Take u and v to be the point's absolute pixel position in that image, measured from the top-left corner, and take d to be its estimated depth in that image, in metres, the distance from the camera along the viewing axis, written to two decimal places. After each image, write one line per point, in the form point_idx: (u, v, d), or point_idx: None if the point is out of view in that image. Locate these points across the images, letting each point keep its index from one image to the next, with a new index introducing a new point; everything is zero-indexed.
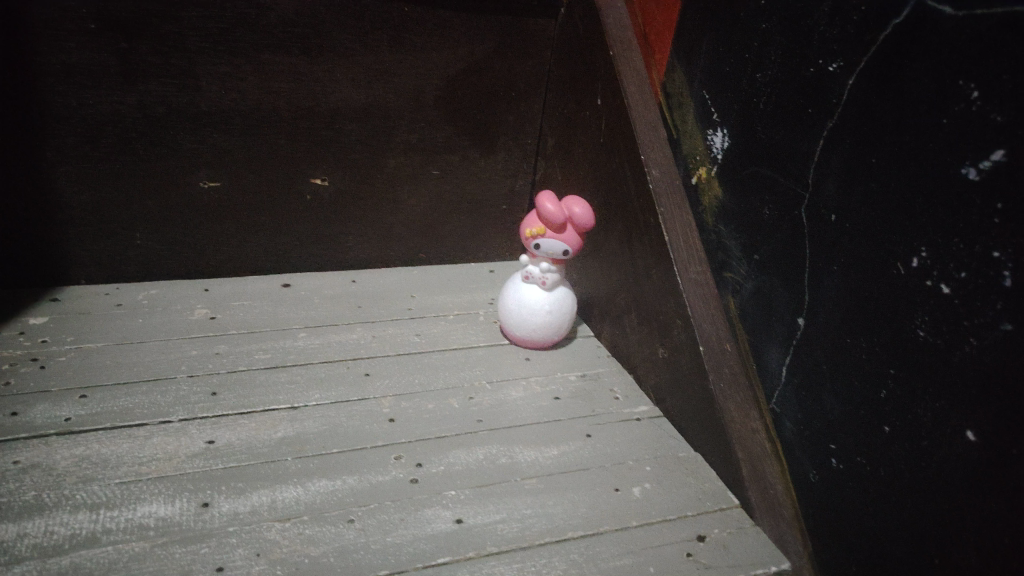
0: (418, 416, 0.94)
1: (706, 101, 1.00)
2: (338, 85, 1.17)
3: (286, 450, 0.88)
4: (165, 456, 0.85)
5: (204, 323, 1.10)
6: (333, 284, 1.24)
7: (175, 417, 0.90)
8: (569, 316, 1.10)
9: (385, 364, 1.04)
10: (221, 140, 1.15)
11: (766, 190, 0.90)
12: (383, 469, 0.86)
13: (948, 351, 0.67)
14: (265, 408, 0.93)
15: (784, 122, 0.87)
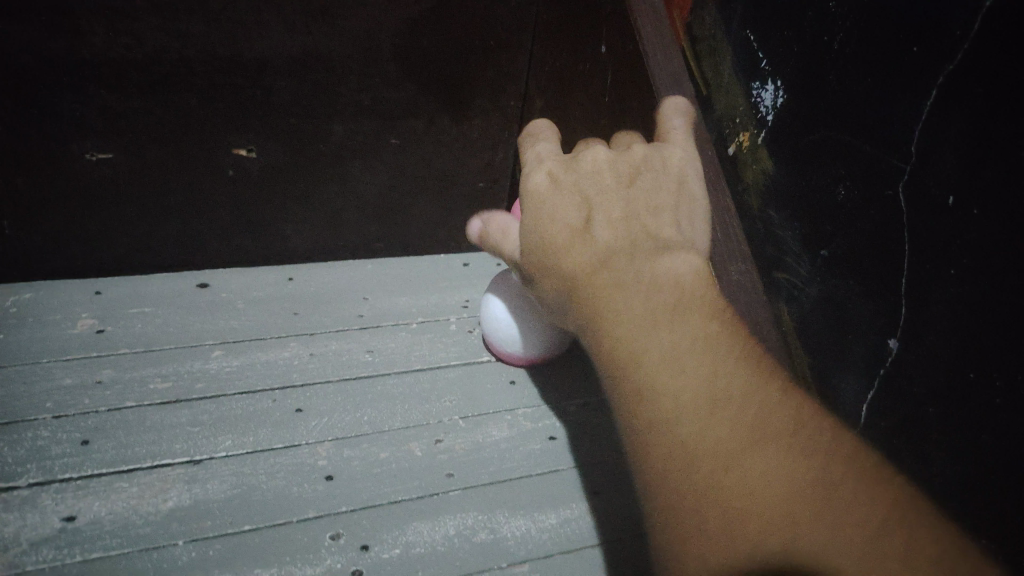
0: (367, 471, 0.71)
1: (750, 45, 0.75)
2: (265, 29, 0.90)
3: (177, 530, 0.62)
4: (1, 545, 0.59)
5: (88, 339, 0.84)
6: (264, 281, 0.99)
7: (24, 482, 0.64)
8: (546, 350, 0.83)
9: (324, 395, 0.79)
10: (109, 100, 0.89)
11: (843, 164, 0.67)
12: (315, 557, 0.62)
13: None
14: (154, 464, 0.68)
15: (871, 70, 0.63)
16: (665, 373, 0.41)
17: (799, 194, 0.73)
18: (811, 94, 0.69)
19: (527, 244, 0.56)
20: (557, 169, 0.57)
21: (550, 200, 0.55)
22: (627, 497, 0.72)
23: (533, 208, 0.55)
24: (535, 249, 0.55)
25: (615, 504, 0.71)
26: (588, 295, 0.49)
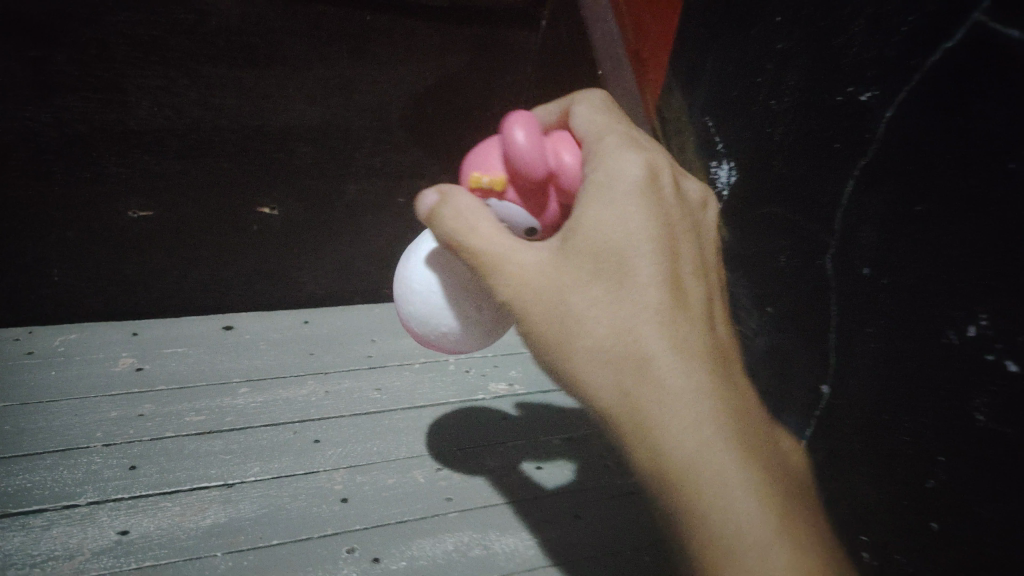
0: (377, 495, 0.81)
1: (709, 130, 0.90)
2: (290, 103, 1.03)
3: (215, 543, 0.73)
4: (66, 554, 0.69)
5: (129, 377, 0.94)
6: (283, 325, 1.10)
7: (83, 500, 0.75)
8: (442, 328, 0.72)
9: (339, 428, 0.90)
10: (152, 164, 1.01)
11: (783, 234, 0.79)
12: (334, 566, 0.72)
13: (1013, 443, 0.55)
14: (192, 487, 0.79)
15: (805, 159, 0.75)
16: (722, 477, 0.53)
17: (754, 259, 0.84)
18: (760, 173, 0.82)
19: (602, 273, 0.58)
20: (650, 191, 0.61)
21: (640, 240, 0.58)
22: (604, 521, 0.82)
23: (626, 231, 0.58)
24: (609, 265, 0.58)
25: (593, 527, 0.82)
26: (669, 381, 0.56)
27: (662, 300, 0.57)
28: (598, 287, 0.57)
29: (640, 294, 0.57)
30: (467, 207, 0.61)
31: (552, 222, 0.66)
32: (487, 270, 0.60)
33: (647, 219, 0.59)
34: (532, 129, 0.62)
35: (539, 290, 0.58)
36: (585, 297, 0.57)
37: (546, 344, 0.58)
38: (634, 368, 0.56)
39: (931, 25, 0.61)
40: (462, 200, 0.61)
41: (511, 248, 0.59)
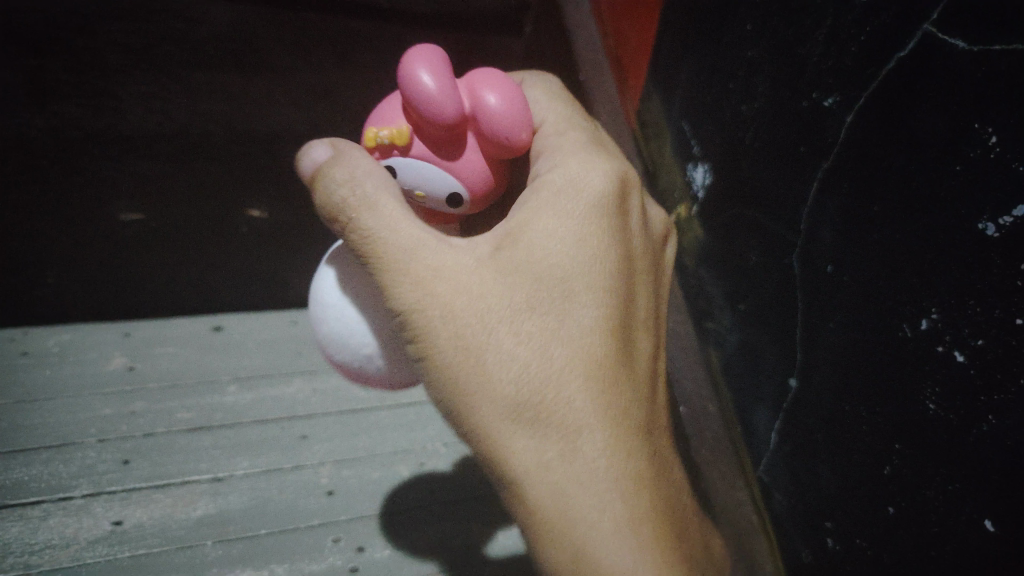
0: (363, 487, 0.85)
1: (685, 134, 0.94)
2: (278, 108, 1.06)
3: (206, 533, 0.77)
4: (62, 543, 0.73)
5: (121, 375, 0.95)
6: (272, 324, 1.07)
7: (78, 493, 0.78)
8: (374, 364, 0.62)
9: (325, 424, 0.93)
10: (144, 169, 1.04)
11: (753, 234, 0.83)
12: (319, 555, 0.76)
13: (962, 428, 0.59)
14: (183, 481, 0.82)
15: (773, 162, 0.79)
16: (615, 514, 0.52)
17: (727, 258, 0.88)
18: (732, 176, 0.85)
19: (529, 298, 0.56)
20: (602, 208, 0.60)
21: (579, 259, 0.57)
22: None
23: (567, 247, 0.57)
24: (547, 280, 0.56)
25: None
26: (586, 406, 0.54)
27: (594, 337, 0.56)
28: (523, 314, 0.55)
29: (568, 330, 0.56)
30: (359, 171, 0.56)
31: (473, 172, 0.60)
32: (381, 263, 0.54)
33: (595, 242, 0.58)
34: (434, 70, 0.56)
35: (451, 299, 0.54)
36: (506, 319, 0.55)
37: (435, 356, 0.54)
38: (539, 405, 0.54)
39: (888, 36, 0.64)
40: (356, 162, 0.56)
41: (427, 234, 0.55)
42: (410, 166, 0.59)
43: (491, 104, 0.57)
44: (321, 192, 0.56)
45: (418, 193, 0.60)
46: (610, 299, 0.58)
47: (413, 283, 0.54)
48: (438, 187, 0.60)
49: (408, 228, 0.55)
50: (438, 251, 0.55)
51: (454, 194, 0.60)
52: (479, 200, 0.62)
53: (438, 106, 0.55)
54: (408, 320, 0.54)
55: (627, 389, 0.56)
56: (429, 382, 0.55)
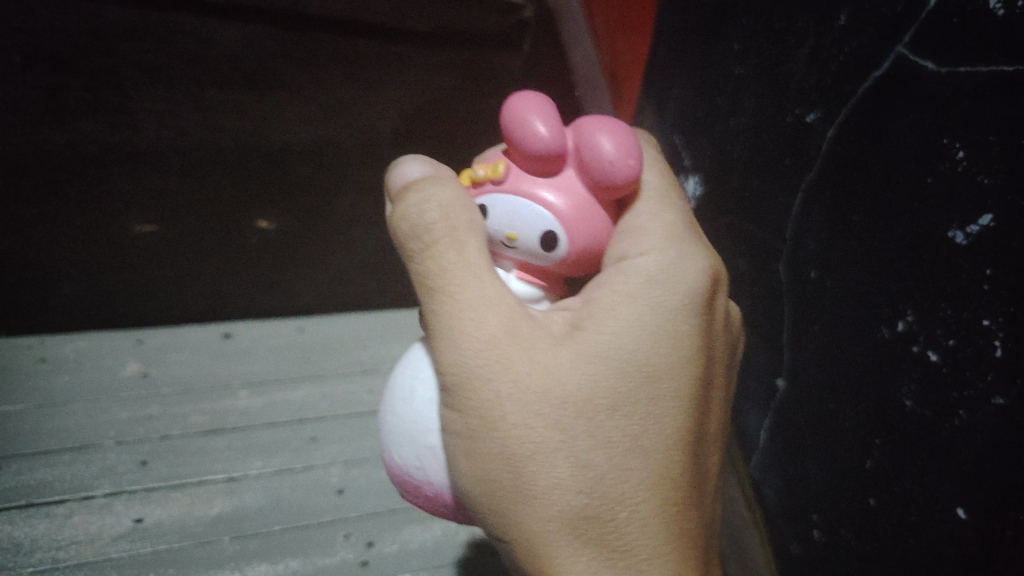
0: (372, 487, 0.89)
1: (678, 147, 0.98)
2: (285, 121, 1.10)
3: (222, 529, 0.81)
4: (87, 539, 0.78)
5: (136, 382, 0.98)
6: (279, 332, 1.12)
7: (100, 492, 0.83)
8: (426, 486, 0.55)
9: (334, 427, 0.96)
10: (155, 181, 1.08)
11: (743, 242, 0.87)
12: (331, 549, 0.81)
13: (937, 423, 0.63)
14: (199, 479, 0.87)
15: (761, 174, 0.83)
16: None
17: None
18: (723, 187, 0.90)
19: (613, 401, 0.51)
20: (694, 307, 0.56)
21: (668, 363, 0.54)
22: None
23: (661, 346, 0.54)
24: (636, 380, 0.52)
25: None
26: (642, 525, 0.52)
27: (666, 452, 0.53)
28: (603, 418, 0.51)
29: (646, 443, 0.52)
30: (452, 200, 0.53)
31: (570, 217, 0.55)
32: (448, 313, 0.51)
33: (684, 345, 0.55)
34: (544, 113, 0.54)
35: (527, 386, 0.50)
36: (584, 418, 0.51)
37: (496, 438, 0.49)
38: (598, 522, 0.51)
39: (866, 57, 0.69)
40: (444, 190, 0.54)
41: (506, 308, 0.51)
42: (505, 205, 0.56)
43: (604, 149, 0.53)
44: (402, 209, 0.54)
45: (511, 233, 0.56)
46: (686, 410, 0.54)
47: (488, 362, 0.49)
48: (532, 226, 0.55)
49: (485, 287, 0.51)
50: (517, 325, 0.51)
51: (549, 237, 0.55)
52: (583, 254, 0.57)
53: (538, 139, 0.53)
54: (469, 397, 0.49)
55: (681, 515, 0.54)
56: (476, 472, 0.50)
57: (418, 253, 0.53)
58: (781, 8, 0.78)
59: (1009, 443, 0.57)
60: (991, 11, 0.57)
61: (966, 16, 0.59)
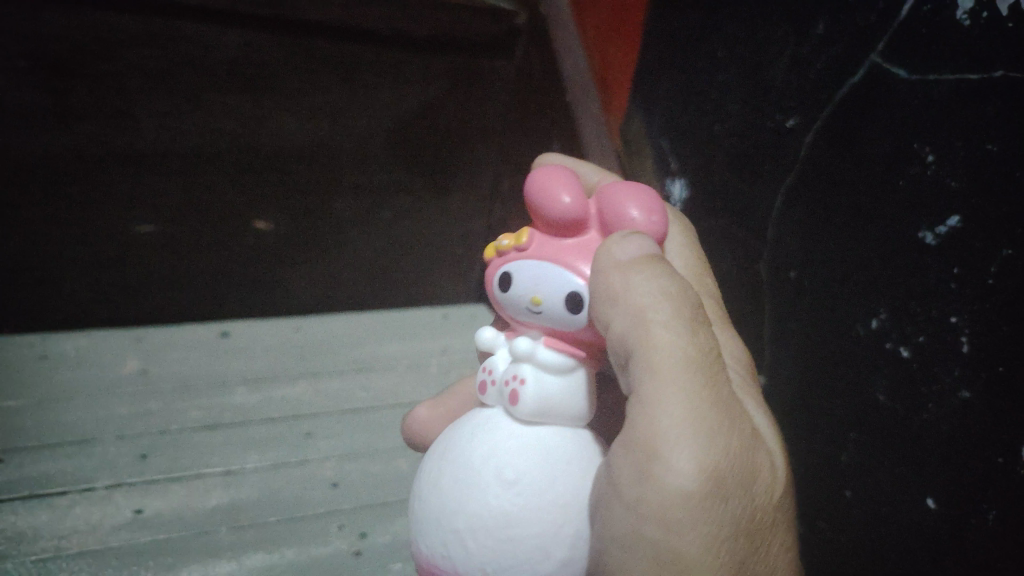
0: (364, 480, 0.91)
1: (664, 150, 1.00)
2: (284, 125, 1.12)
3: (220, 520, 0.84)
4: (89, 528, 0.81)
5: (135, 379, 1.01)
6: (275, 330, 1.14)
7: (101, 484, 0.85)
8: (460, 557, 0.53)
9: (329, 423, 0.99)
10: (155, 182, 1.10)
11: (726, 243, 0.89)
12: (325, 540, 0.83)
13: (907, 416, 0.66)
14: (197, 472, 0.89)
15: (743, 177, 0.86)
16: None
17: None
18: (708, 190, 0.92)
19: (780, 496, 0.49)
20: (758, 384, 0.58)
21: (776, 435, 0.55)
22: None
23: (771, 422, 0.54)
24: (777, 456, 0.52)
25: None
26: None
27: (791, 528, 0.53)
28: (775, 514, 0.49)
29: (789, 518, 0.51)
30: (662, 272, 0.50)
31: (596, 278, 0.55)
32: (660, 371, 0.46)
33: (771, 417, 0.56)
34: (568, 185, 0.57)
35: (738, 454, 0.46)
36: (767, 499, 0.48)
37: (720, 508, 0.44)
38: None
39: (842, 66, 0.71)
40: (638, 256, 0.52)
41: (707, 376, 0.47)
42: (524, 271, 0.56)
43: (633, 216, 0.55)
44: (626, 272, 0.50)
45: (536, 297, 0.55)
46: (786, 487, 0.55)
47: (707, 424, 0.45)
48: (560, 290, 0.55)
49: (686, 348, 0.47)
50: (724, 402, 0.47)
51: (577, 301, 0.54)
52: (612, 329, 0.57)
53: (558, 205, 0.55)
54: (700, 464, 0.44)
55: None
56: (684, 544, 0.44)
57: (653, 314, 0.48)
58: (763, 17, 0.81)
59: (975, 434, 0.60)
60: (957, 22, 0.59)
61: (934, 27, 0.61)
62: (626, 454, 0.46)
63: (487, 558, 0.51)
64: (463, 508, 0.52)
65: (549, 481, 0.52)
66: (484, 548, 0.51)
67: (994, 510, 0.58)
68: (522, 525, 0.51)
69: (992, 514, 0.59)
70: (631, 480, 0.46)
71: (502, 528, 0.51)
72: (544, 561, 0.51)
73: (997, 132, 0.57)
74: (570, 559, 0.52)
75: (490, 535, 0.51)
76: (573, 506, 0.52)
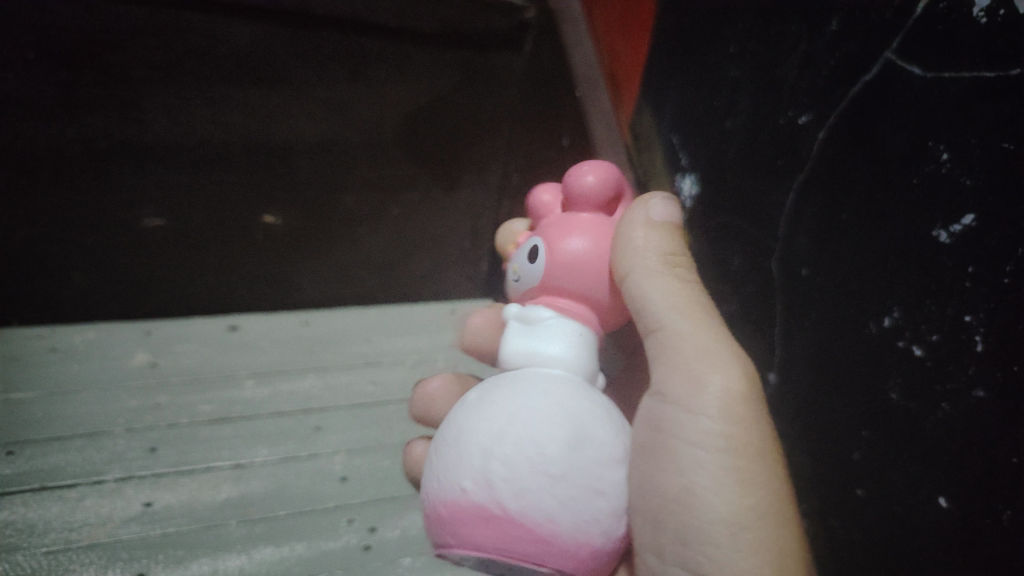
0: (373, 475, 0.91)
1: (674, 146, 0.99)
2: (292, 119, 1.13)
3: (229, 513, 0.84)
4: (99, 521, 0.81)
5: (144, 372, 1.01)
6: (284, 325, 1.13)
7: (110, 477, 0.86)
8: (443, 491, 0.57)
9: (338, 417, 0.99)
10: (163, 176, 1.10)
11: (736, 240, 0.89)
12: (335, 534, 0.83)
13: (920, 415, 0.66)
14: (207, 466, 0.89)
15: (755, 173, 0.85)
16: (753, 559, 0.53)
17: (714, 262, 0.94)
18: (719, 186, 0.92)
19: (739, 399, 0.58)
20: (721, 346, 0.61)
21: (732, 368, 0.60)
22: None
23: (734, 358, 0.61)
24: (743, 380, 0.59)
25: None
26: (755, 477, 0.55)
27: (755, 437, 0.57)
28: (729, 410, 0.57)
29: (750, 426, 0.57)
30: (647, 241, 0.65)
31: (554, 236, 0.68)
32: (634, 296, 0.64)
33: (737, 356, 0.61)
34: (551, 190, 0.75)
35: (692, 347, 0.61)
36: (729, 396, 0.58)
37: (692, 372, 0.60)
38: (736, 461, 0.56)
39: (856, 63, 0.71)
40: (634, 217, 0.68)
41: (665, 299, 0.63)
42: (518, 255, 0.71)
43: (588, 180, 0.69)
44: (631, 232, 0.66)
45: (515, 266, 0.71)
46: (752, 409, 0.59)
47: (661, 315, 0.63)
48: (526, 255, 0.70)
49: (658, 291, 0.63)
50: (679, 314, 0.62)
51: (535, 254, 0.68)
52: (573, 279, 0.67)
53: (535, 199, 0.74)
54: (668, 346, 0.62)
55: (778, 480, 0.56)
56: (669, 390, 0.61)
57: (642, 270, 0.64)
58: (776, 14, 0.81)
59: (990, 433, 0.59)
60: (974, 19, 0.59)
61: (950, 25, 0.61)
62: (680, 380, 0.60)
63: (451, 465, 0.57)
64: (445, 435, 0.60)
65: (502, 399, 0.59)
66: (451, 457, 0.58)
67: (1009, 509, 0.58)
68: (479, 429, 0.57)
69: (1006, 514, 0.58)
70: (693, 397, 0.59)
71: (466, 444, 0.57)
72: (489, 463, 0.55)
73: (1011, 131, 0.57)
74: (510, 459, 0.55)
75: (454, 445, 0.58)
76: (518, 416, 0.57)
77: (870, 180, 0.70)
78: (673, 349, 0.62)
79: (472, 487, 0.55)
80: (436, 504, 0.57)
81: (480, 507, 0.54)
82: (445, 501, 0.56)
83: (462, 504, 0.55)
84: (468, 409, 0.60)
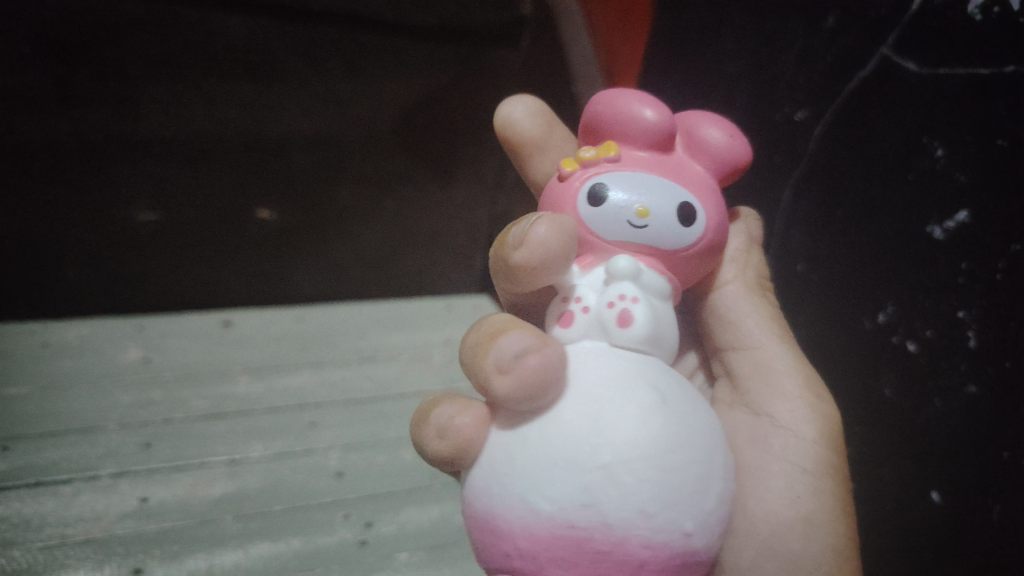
0: (368, 470, 0.91)
1: None
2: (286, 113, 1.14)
3: (224, 509, 0.84)
4: (94, 516, 0.81)
5: (138, 368, 1.01)
6: (280, 321, 1.13)
7: (105, 472, 0.85)
8: (632, 528, 0.42)
9: (334, 412, 0.99)
10: (157, 169, 1.10)
11: None
12: (330, 529, 0.83)
13: (914, 411, 0.66)
14: (202, 461, 0.89)
15: (751, 169, 0.86)
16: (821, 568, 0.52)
17: None
18: None
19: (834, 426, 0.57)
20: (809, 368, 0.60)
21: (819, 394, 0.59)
22: None
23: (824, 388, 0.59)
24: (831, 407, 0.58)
25: None
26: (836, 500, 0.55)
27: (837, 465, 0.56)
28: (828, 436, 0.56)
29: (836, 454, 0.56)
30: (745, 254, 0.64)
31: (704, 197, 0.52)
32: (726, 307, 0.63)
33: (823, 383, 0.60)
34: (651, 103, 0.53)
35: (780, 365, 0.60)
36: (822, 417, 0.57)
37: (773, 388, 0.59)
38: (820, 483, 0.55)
39: (851, 60, 0.71)
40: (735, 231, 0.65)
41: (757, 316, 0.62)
42: (631, 190, 0.50)
43: (719, 137, 0.54)
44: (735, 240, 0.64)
45: (643, 208, 0.49)
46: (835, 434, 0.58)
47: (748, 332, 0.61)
48: (669, 205, 0.50)
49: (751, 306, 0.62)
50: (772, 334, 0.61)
51: (686, 209, 0.50)
52: (707, 261, 0.53)
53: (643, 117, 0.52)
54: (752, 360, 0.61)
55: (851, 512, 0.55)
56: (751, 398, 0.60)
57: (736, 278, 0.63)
58: (774, 9, 0.81)
59: (983, 428, 0.60)
60: (969, 16, 0.59)
61: (946, 21, 0.61)
62: (780, 399, 0.58)
63: (649, 494, 0.42)
64: (604, 441, 0.43)
65: (692, 406, 0.47)
66: (646, 481, 0.42)
67: (1000, 502, 0.58)
68: (665, 438, 0.44)
69: (1001, 508, 0.58)
70: (799, 420, 0.56)
71: (665, 456, 0.43)
72: (708, 499, 0.45)
73: (1006, 126, 0.57)
74: (723, 495, 0.46)
75: (647, 463, 0.43)
76: (717, 442, 0.47)
77: (865, 177, 0.70)
78: (770, 367, 0.60)
79: (691, 528, 0.44)
80: (615, 543, 0.42)
81: (693, 552, 0.44)
82: (641, 547, 0.42)
83: (665, 552, 0.43)
84: (639, 406, 0.45)
